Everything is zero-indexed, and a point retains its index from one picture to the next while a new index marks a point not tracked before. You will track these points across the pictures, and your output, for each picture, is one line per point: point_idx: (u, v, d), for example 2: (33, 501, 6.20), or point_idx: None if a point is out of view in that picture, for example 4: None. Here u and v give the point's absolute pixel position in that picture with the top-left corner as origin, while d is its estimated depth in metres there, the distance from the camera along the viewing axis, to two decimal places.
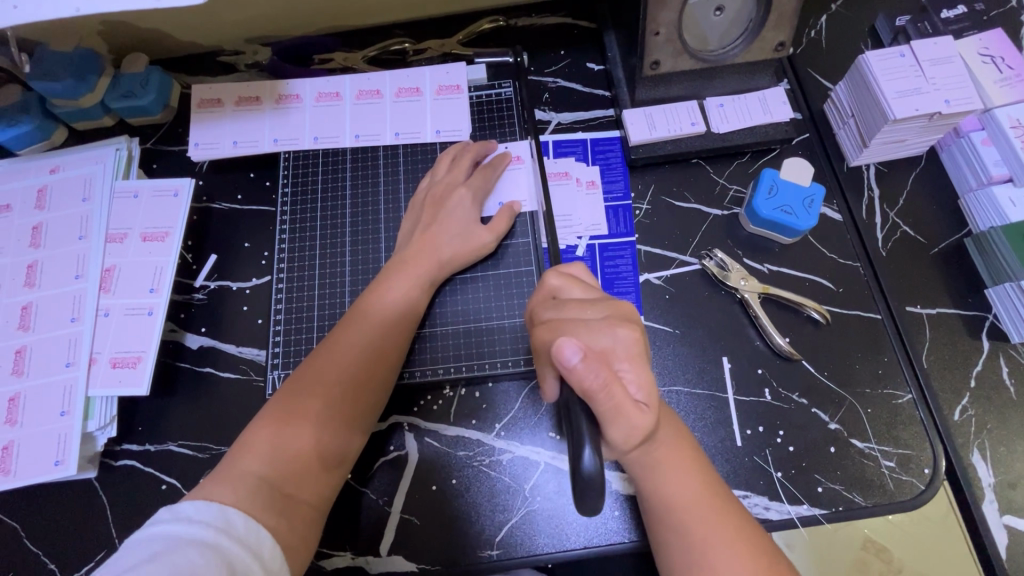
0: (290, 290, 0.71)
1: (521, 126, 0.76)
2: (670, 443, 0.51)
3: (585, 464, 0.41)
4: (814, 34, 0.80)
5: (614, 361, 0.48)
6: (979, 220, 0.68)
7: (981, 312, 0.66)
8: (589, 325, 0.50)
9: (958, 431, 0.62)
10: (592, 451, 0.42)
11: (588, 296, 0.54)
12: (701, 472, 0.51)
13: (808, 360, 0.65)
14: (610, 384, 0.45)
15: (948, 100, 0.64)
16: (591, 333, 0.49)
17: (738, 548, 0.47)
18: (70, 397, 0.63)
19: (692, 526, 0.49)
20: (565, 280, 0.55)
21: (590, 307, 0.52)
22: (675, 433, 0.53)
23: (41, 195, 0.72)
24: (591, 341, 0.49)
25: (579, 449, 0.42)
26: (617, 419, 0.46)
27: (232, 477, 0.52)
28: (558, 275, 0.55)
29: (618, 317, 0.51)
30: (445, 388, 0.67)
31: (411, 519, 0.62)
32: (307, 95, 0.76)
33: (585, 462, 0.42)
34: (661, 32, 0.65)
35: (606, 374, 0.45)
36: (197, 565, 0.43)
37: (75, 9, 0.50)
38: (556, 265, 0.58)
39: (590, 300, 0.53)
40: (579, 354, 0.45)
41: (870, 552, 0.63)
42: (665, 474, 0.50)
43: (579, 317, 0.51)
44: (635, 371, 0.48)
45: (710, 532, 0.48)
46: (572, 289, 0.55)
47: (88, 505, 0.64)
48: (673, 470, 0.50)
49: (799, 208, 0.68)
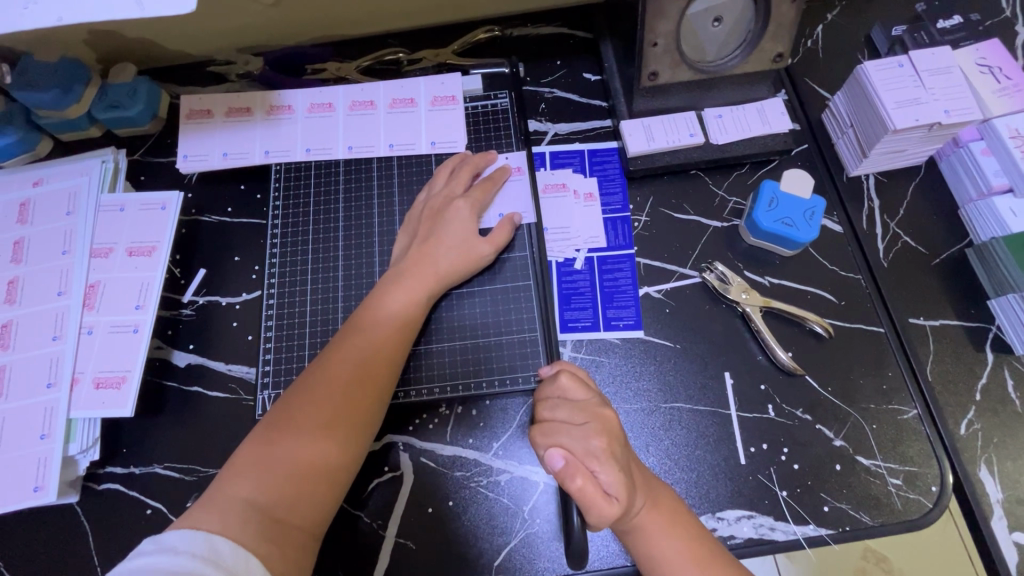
0: (281, 306, 0.69)
1: (517, 136, 0.75)
2: (664, 518, 0.53)
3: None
4: (811, 44, 0.79)
5: (588, 463, 0.52)
6: (980, 230, 0.67)
7: (985, 325, 0.65)
8: (576, 430, 0.54)
9: (964, 446, 0.61)
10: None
11: (586, 399, 0.57)
12: (695, 541, 0.52)
13: (811, 375, 0.64)
14: (584, 489, 0.50)
15: (948, 111, 0.64)
16: (577, 439, 0.54)
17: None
18: (52, 419, 0.60)
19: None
20: (571, 383, 0.57)
21: (583, 413, 0.55)
22: (661, 496, 0.54)
23: (24, 209, 0.69)
24: (568, 445, 0.54)
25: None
26: (586, 511, 0.50)
27: (220, 504, 0.50)
28: (568, 376, 0.58)
29: (598, 427, 0.54)
30: (441, 406, 0.65)
31: (407, 542, 0.60)
32: (299, 106, 0.75)
33: None
34: (659, 43, 0.64)
35: (581, 479, 0.50)
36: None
37: (56, 18, 0.49)
38: (556, 365, 0.61)
39: (582, 402, 0.56)
40: (561, 461, 0.51)
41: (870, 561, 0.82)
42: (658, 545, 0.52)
43: (567, 421, 0.55)
44: (608, 472, 0.51)
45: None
46: (572, 390, 0.57)
47: (70, 531, 0.61)
48: (661, 538, 0.52)
49: (800, 220, 0.67)
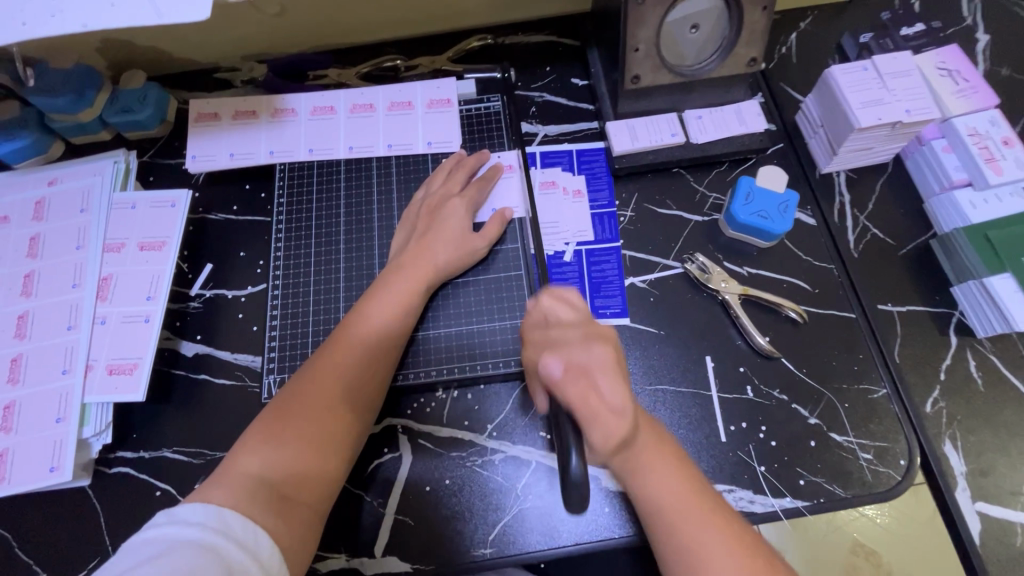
0: (286, 297, 0.72)
1: (509, 137, 0.79)
2: (655, 444, 0.54)
3: (573, 469, 0.47)
4: (785, 51, 0.84)
5: (591, 373, 0.52)
6: (943, 222, 0.72)
7: (948, 310, 0.70)
8: (572, 342, 0.54)
9: (931, 422, 0.65)
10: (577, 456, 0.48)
11: (576, 317, 0.56)
12: (686, 473, 0.53)
13: (787, 358, 0.68)
14: (588, 397, 0.50)
15: (909, 110, 0.69)
16: (573, 350, 0.53)
17: (730, 541, 0.49)
18: (67, 404, 0.63)
19: (682, 524, 0.50)
20: (557, 301, 0.57)
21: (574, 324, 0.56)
22: (650, 430, 0.55)
23: (39, 207, 0.73)
24: (573, 356, 0.53)
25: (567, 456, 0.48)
26: (591, 425, 0.50)
27: (230, 478, 0.53)
28: (549, 295, 0.58)
29: (596, 334, 0.55)
30: (438, 390, 0.69)
31: (406, 519, 0.63)
32: (302, 109, 0.79)
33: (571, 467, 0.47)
34: (640, 48, 0.69)
35: (584, 385, 0.51)
36: (194, 565, 0.44)
37: (82, 25, 0.52)
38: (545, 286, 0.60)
39: (577, 323, 0.56)
40: (560, 369, 0.52)
41: (859, 556, 0.76)
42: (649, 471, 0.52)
43: (562, 335, 0.55)
44: (611, 383, 0.51)
45: (698, 526, 0.50)
46: (565, 311, 0.57)
47: (82, 513, 0.64)
48: (654, 463, 0.53)
49: (774, 213, 0.71)
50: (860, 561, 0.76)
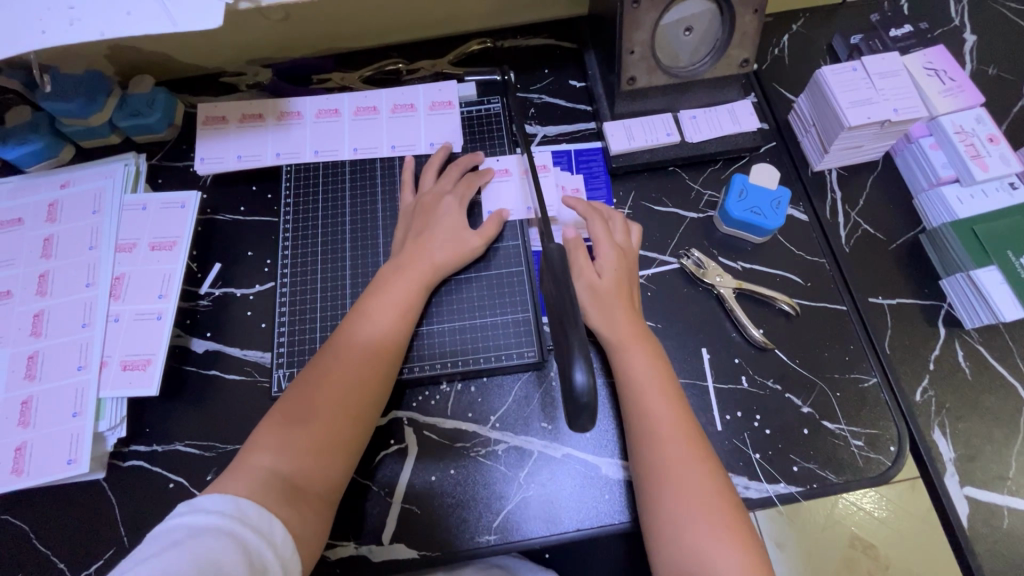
0: (293, 294, 0.74)
1: (509, 139, 0.81)
2: (641, 349, 0.64)
3: (579, 380, 0.47)
4: (777, 52, 0.86)
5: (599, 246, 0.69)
6: (931, 216, 0.74)
7: (937, 302, 0.72)
8: None
9: (920, 410, 0.67)
10: (583, 369, 0.47)
11: (597, 209, 0.73)
12: (672, 398, 0.61)
13: (781, 349, 0.70)
14: None
15: (896, 109, 0.71)
16: None
17: (693, 455, 0.58)
18: (83, 399, 0.65)
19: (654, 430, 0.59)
20: None
21: None
22: (643, 340, 0.65)
23: (52, 209, 0.75)
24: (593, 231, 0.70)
25: (572, 370, 0.47)
26: None
27: (245, 473, 0.55)
28: None
29: None
30: (442, 384, 0.71)
31: (412, 508, 0.65)
32: (307, 112, 0.81)
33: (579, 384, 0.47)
34: (636, 51, 0.71)
35: None
36: (215, 550, 0.46)
37: (99, 33, 0.55)
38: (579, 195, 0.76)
39: (596, 209, 0.73)
40: None
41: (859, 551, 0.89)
42: (639, 386, 0.62)
43: None
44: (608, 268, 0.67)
45: (668, 432, 0.59)
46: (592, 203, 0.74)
47: (98, 505, 0.66)
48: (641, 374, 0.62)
49: (768, 209, 0.73)
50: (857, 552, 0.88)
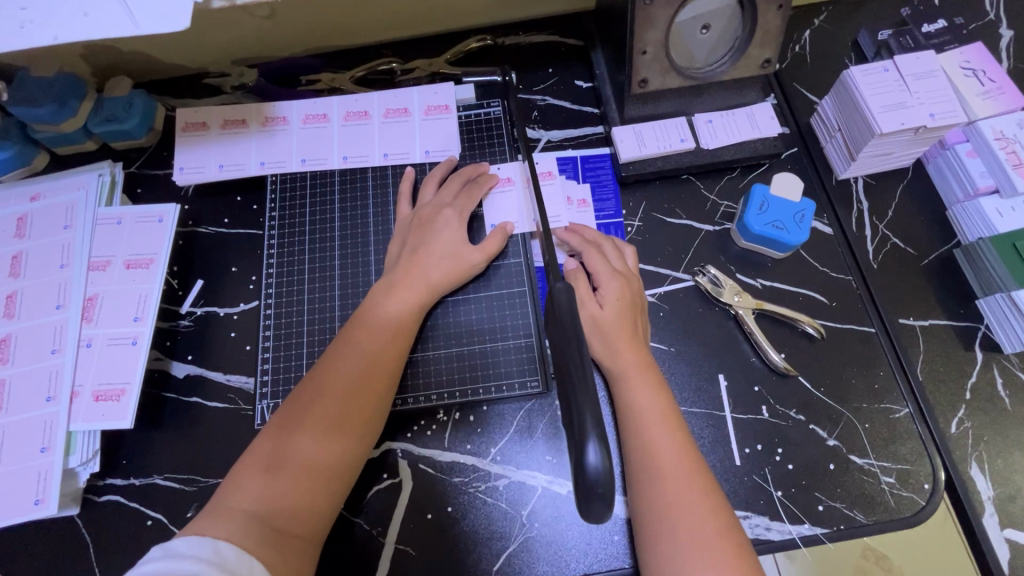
0: (279, 316, 0.69)
1: (510, 145, 0.76)
2: (645, 386, 0.58)
3: (591, 462, 0.40)
4: (799, 49, 0.80)
5: (597, 279, 0.64)
6: (968, 231, 0.68)
7: (974, 324, 0.66)
8: None
9: (955, 444, 0.62)
10: (597, 447, 0.40)
11: (594, 240, 0.68)
12: (682, 444, 0.55)
13: (804, 375, 0.65)
14: None
15: (933, 114, 0.65)
16: None
17: (705, 508, 0.51)
18: (52, 432, 0.61)
19: (660, 480, 0.53)
20: None
21: None
22: (648, 374, 0.59)
23: (21, 224, 0.70)
24: (591, 263, 0.65)
25: (584, 448, 0.40)
26: None
27: (223, 514, 0.50)
28: None
29: None
30: (439, 413, 0.66)
31: (407, 549, 0.61)
32: (294, 117, 0.75)
33: (591, 463, 0.40)
34: (648, 51, 0.65)
35: None
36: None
37: (53, 38, 0.49)
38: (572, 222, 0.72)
39: (593, 240, 0.68)
40: None
41: (870, 560, 0.68)
42: (645, 431, 0.56)
43: None
44: (609, 302, 0.62)
45: (677, 483, 0.52)
46: (587, 233, 0.69)
47: (71, 544, 0.62)
48: (644, 416, 0.56)
49: (790, 223, 0.68)
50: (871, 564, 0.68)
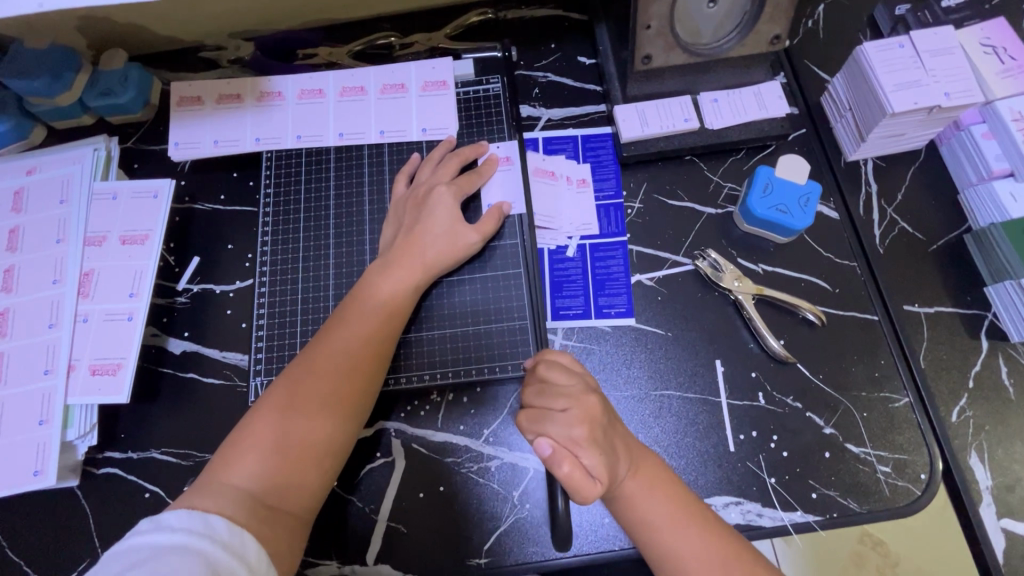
0: (273, 294, 0.69)
1: (508, 122, 0.74)
2: (650, 491, 0.53)
3: None
4: (811, 25, 0.77)
5: (574, 449, 0.51)
6: (979, 216, 0.66)
7: (981, 312, 0.65)
8: (557, 416, 0.53)
9: (955, 433, 0.61)
10: None
11: (571, 383, 0.56)
12: (683, 503, 0.52)
13: (803, 363, 0.64)
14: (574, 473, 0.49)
15: (948, 93, 0.62)
16: (560, 424, 0.53)
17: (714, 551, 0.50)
18: (50, 406, 0.62)
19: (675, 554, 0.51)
20: (549, 367, 0.57)
21: (561, 397, 0.54)
22: (640, 460, 0.54)
23: (17, 198, 0.70)
24: (553, 433, 0.53)
25: None
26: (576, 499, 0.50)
27: (215, 490, 0.51)
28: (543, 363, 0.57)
29: (581, 412, 0.53)
30: (433, 394, 0.66)
31: (399, 527, 0.61)
32: (289, 92, 0.74)
33: None
34: (652, 25, 0.63)
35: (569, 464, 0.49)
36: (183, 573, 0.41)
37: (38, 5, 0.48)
38: (540, 354, 0.60)
39: (568, 388, 0.55)
40: (548, 448, 0.50)
41: (866, 545, 0.68)
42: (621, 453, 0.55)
43: (552, 407, 0.54)
44: (593, 457, 0.50)
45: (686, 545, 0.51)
46: (559, 375, 0.56)
47: (71, 514, 0.63)
48: (653, 513, 0.52)
49: (794, 206, 0.66)
50: (868, 550, 0.68)
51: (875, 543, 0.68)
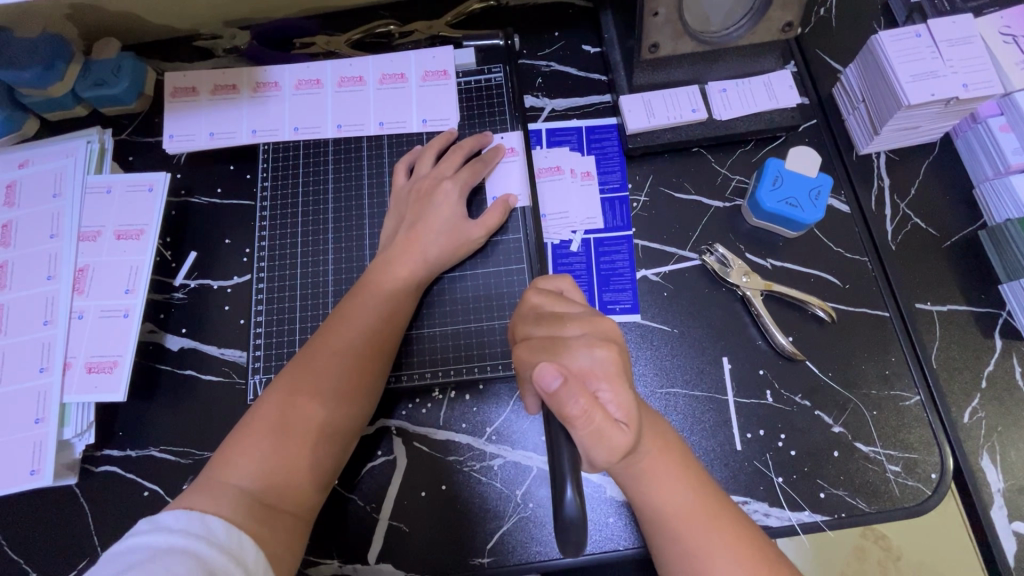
0: (272, 290, 0.68)
1: (511, 113, 0.72)
2: (666, 466, 0.48)
3: (568, 503, 0.39)
4: (824, 12, 0.75)
5: (591, 381, 0.46)
6: (995, 211, 0.65)
7: (994, 309, 0.63)
8: (568, 345, 0.47)
9: (966, 434, 0.60)
10: (575, 489, 0.40)
11: (578, 311, 0.51)
12: (689, 472, 0.49)
13: (811, 360, 0.62)
14: (592, 412, 0.42)
15: (966, 84, 0.61)
16: (571, 354, 0.47)
17: (725, 533, 0.47)
18: (46, 404, 0.61)
19: (684, 532, 0.47)
20: (545, 297, 0.52)
21: (571, 323, 0.49)
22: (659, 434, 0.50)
23: (10, 191, 0.68)
24: (568, 362, 0.46)
25: (562, 489, 0.39)
26: (594, 444, 0.43)
27: (213, 488, 0.49)
28: (540, 292, 0.53)
29: (599, 337, 0.48)
30: (434, 392, 0.65)
31: (400, 526, 0.61)
32: (286, 82, 0.72)
33: (567, 505, 0.39)
34: (660, 12, 0.60)
35: (586, 400, 0.42)
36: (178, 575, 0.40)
37: None
38: (535, 282, 0.55)
39: (577, 314, 0.50)
40: (559, 379, 0.42)
41: (869, 539, 0.65)
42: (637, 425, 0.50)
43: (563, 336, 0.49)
44: (613, 392, 0.45)
45: (705, 535, 0.46)
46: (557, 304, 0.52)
47: (69, 513, 0.62)
48: (663, 482, 0.48)
49: (805, 200, 0.64)
50: (869, 544, 0.65)
51: (878, 537, 0.65)
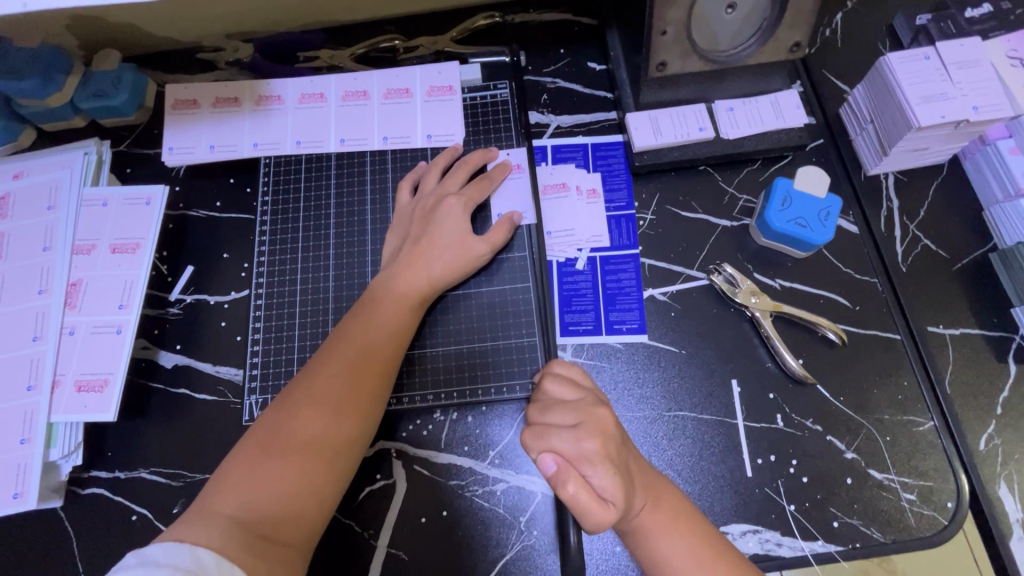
0: (270, 307, 0.66)
1: (517, 130, 0.71)
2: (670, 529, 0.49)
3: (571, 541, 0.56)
4: (829, 33, 0.75)
5: (580, 466, 0.47)
6: (1005, 233, 0.64)
7: (1007, 334, 0.62)
8: (561, 431, 0.49)
9: (982, 461, 0.59)
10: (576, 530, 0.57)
11: (578, 398, 0.53)
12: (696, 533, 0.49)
13: (823, 384, 0.61)
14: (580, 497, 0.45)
15: (976, 107, 0.60)
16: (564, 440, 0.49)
17: None
18: (32, 424, 0.59)
19: None
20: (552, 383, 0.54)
21: (567, 411, 0.51)
22: (663, 499, 0.50)
23: (4, 203, 0.67)
24: (560, 449, 0.49)
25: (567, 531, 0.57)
26: (582, 517, 0.46)
27: (207, 518, 0.47)
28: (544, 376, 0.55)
29: (591, 426, 0.49)
30: (436, 413, 0.63)
31: (399, 554, 0.58)
32: (289, 96, 0.71)
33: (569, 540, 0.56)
34: (668, 31, 0.60)
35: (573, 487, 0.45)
36: None
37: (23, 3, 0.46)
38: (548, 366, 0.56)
39: (575, 402, 0.52)
40: (552, 466, 0.46)
41: None
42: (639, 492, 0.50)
43: (558, 423, 0.51)
44: (603, 476, 0.46)
45: None
46: (562, 390, 0.53)
47: (54, 537, 0.60)
48: (668, 546, 0.48)
49: (814, 220, 0.63)
50: None
51: None
